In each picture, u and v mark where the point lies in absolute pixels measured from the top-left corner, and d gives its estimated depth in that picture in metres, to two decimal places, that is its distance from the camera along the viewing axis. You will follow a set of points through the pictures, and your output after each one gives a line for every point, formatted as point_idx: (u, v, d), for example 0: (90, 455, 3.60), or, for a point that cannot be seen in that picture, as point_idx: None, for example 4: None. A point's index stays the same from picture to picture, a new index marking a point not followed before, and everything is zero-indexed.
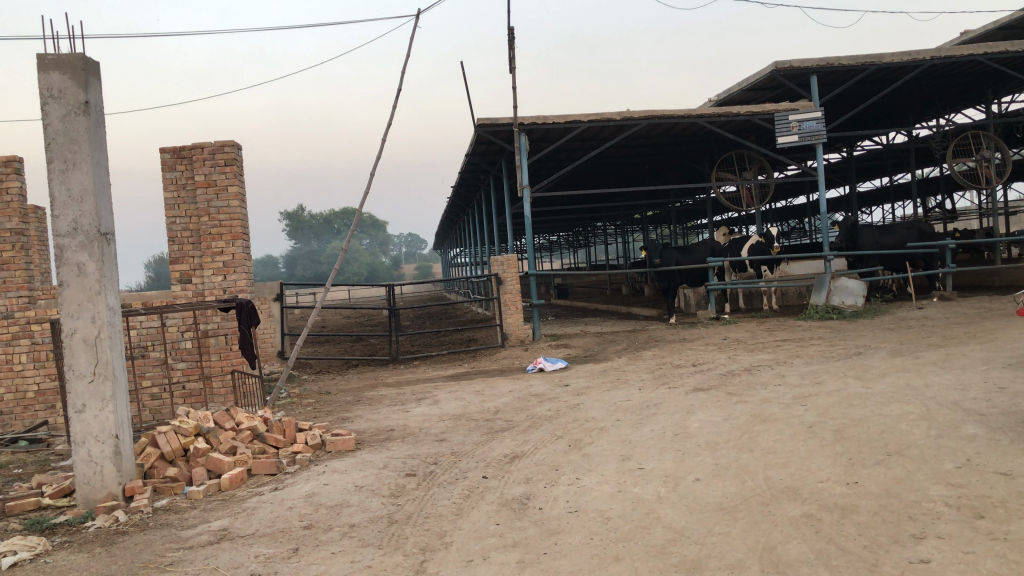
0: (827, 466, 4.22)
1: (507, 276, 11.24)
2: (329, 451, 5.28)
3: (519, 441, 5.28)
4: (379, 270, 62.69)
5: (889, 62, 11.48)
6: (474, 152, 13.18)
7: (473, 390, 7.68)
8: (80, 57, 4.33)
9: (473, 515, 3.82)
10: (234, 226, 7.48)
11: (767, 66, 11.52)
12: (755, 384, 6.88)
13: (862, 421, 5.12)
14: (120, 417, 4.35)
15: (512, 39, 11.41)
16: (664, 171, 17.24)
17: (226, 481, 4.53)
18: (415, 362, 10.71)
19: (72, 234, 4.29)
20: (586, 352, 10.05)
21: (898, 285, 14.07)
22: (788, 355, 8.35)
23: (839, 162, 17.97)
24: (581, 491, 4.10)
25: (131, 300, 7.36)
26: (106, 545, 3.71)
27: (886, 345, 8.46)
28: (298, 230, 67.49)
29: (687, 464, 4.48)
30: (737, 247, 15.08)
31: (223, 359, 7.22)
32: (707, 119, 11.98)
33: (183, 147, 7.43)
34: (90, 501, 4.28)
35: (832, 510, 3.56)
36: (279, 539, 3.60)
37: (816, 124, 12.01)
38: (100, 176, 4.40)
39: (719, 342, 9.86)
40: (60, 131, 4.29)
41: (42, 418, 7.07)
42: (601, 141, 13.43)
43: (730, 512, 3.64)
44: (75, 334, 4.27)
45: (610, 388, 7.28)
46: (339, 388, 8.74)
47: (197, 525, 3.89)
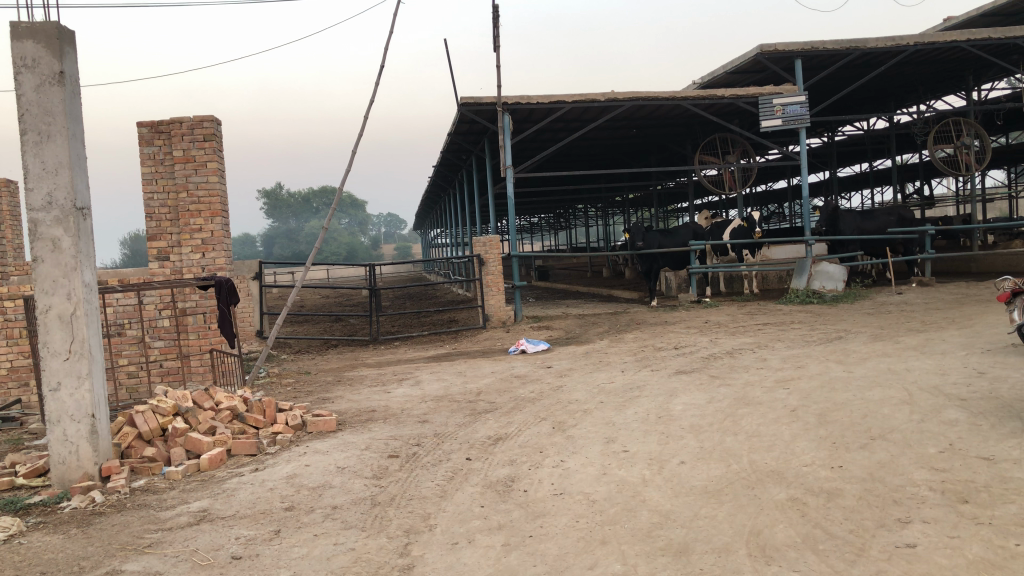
0: (812, 450, 4.22)
1: (489, 257, 11.15)
2: (310, 431, 5.22)
3: (502, 423, 5.24)
4: (358, 250, 62.39)
5: (873, 47, 11.47)
6: (457, 131, 13.06)
7: (455, 371, 7.64)
8: (55, 26, 4.20)
9: (457, 497, 3.79)
10: (213, 202, 7.36)
11: (751, 49, 11.49)
12: (737, 367, 6.89)
13: (845, 405, 5.14)
14: (96, 396, 4.26)
15: (496, 18, 11.29)
16: (647, 153, 17.20)
17: (206, 462, 4.47)
18: (396, 343, 10.65)
19: (47, 208, 4.18)
20: (568, 334, 10.04)
21: (877, 270, 14.15)
22: (770, 339, 8.37)
23: (821, 147, 18.01)
24: (565, 473, 4.08)
25: (107, 277, 7.24)
26: (81, 526, 3.63)
27: (866, 330, 8.51)
28: (275, 209, 66.97)
29: (672, 447, 4.47)
30: (719, 231, 15.07)
31: (202, 337, 7.14)
32: (692, 101, 11.93)
33: (160, 121, 7.30)
34: (66, 481, 4.20)
35: (817, 494, 3.56)
36: (260, 521, 3.55)
37: (800, 108, 11.99)
38: (76, 148, 4.28)
39: (701, 325, 9.88)
40: (34, 102, 4.16)
41: (15, 396, 6.95)
42: (584, 123, 13.34)
43: (715, 496, 3.63)
44: (50, 311, 4.17)
45: (593, 370, 7.26)
46: (320, 368, 8.67)
47: (176, 506, 3.82)
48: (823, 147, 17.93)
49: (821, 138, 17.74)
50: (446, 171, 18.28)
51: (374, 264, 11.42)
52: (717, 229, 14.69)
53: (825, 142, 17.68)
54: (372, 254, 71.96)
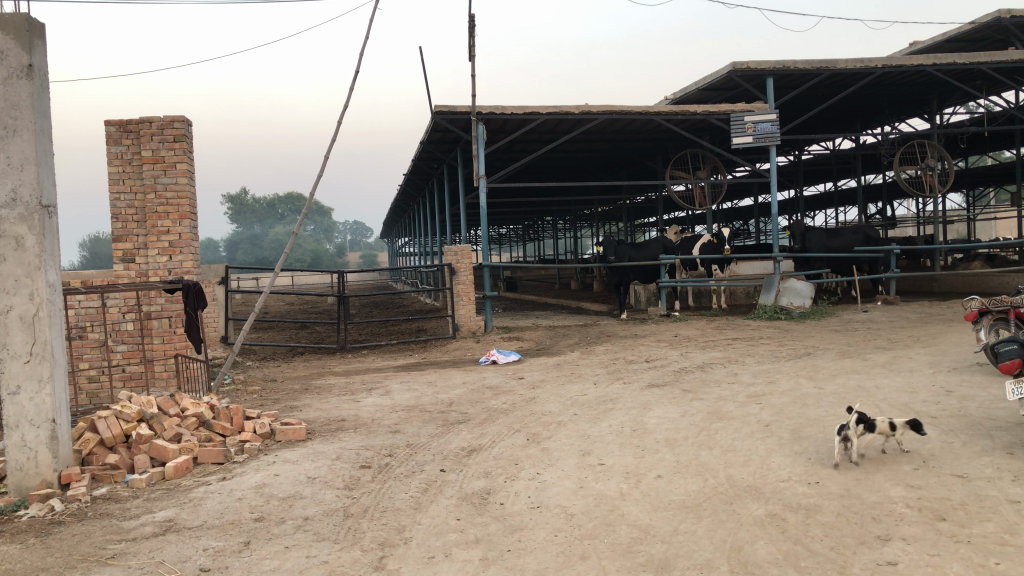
0: (787, 466, 4.21)
1: (460, 266, 11.05)
2: (279, 440, 5.10)
3: (476, 434, 5.17)
4: (323, 257, 61.87)
5: (843, 68, 11.65)
6: (430, 139, 12.98)
7: (425, 381, 7.54)
8: (25, 17, 4.08)
9: (432, 510, 3.71)
10: (182, 204, 7.21)
11: (724, 67, 11.59)
12: (709, 382, 6.88)
13: (818, 421, 5.15)
14: (57, 401, 4.11)
15: (473, 27, 11.27)
16: (618, 166, 17.28)
17: (171, 469, 4.33)
18: (364, 351, 10.52)
19: (10, 205, 4.05)
20: (539, 346, 9.98)
21: (843, 288, 14.29)
22: (740, 354, 8.40)
23: (788, 166, 18.23)
24: (542, 486, 4.02)
25: (69, 279, 7.04)
26: (40, 536, 3.49)
27: (834, 346, 8.58)
28: (240, 214, 66.32)
29: (648, 460, 4.44)
30: (688, 246, 15.11)
31: (166, 342, 6.98)
32: (665, 116, 11.98)
33: (130, 120, 7.15)
34: (23, 489, 4.04)
35: (796, 510, 3.54)
36: (229, 532, 3.43)
37: (770, 126, 12.12)
38: (43, 145, 4.15)
39: (671, 339, 9.90)
40: (1, 96, 4.03)
41: None
42: (558, 134, 13.34)
43: (694, 511, 3.59)
44: (11, 312, 4.02)
45: (565, 381, 7.21)
46: (287, 376, 8.52)
47: (140, 516, 3.68)
48: (789, 166, 18.15)
49: (788, 156, 17.97)
50: (417, 179, 18.17)
51: (342, 272, 11.26)
52: (687, 244, 14.77)
53: (791, 160, 17.92)
54: (337, 262, 71.40)
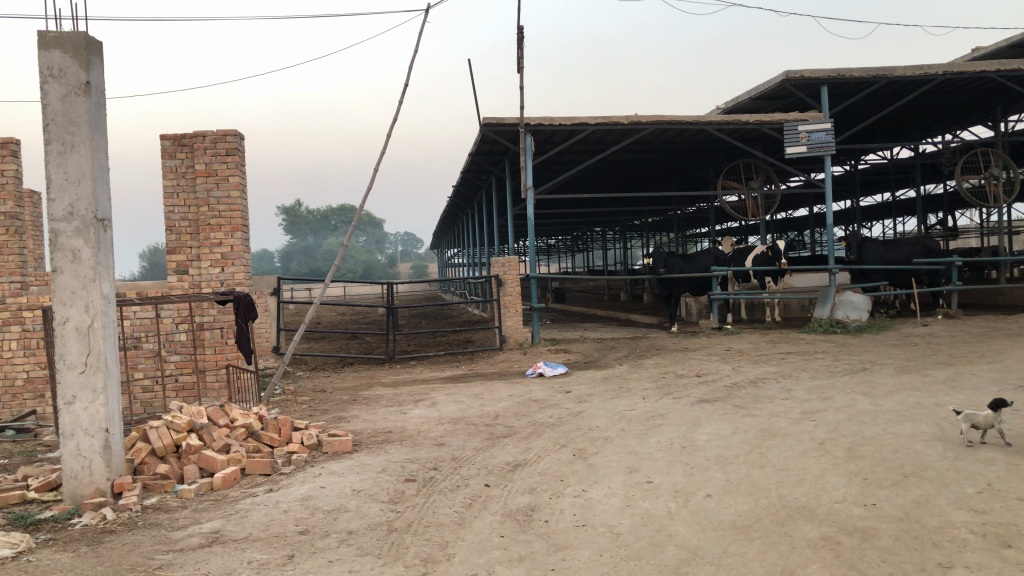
0: (842, 486, 4.07)
1: (507, 278, 11.02)
2: (326, 452, 5.12)
3: (521, 449, 5.12)
4: (375, 268, 62.52)
5: (900, 76, 11.37)
6: (478, 151, 13.02)
7: (472, 393, 7.52)
8: (83, 36, 4.18)
9: (476, 526, 3.68)
10: (234, 217, 7.33)
11: (777, 76, 11.40)
12: (761, 398, 6.72)
13: (875, 440, 4.98)
14: (111, 411, 4.19)
15: (522, 39, 11.29)
16: (668, 177, 17.12)
17: (220, 480, 4.38)
18: (412, 362, 10.56)
19: (68, 219, 4.14)
20: (586, 359, 9.88)
21: (902, 301, 13.92)
22: (793, 369, 8.20)
23: (844, 176, 17.85)
24: (588, 504, 3.95)
25: (125, 290, 7.20)
26: (91, 544, 3.54)
27: (892, 361, 8.32)
28: (295, 226, 67.50)
29: (698, 479, 4.34)
30: (740, 257, 14.87)
31: (218, 353, 7.08)
32: (716, 127, 11.83)
33: (184, 135, 7.30)
34: (77, 497, 4.11)
35: (852, 533, 3.42)
36: (274, 545, 3.44)
37: (825, 136, 11.88)
38: (99, 159, 4.24)
39: (722, 352, 9.73)
40: (60, 112, 4.13)
41: (31, 407, 6.86)
42: (607, 145, 13.26)
43: (745, 532, 3.49)
44: (67, 323, 4.10)
45: (613, 396, 7.12)
46: (336, 386, 8.59)
47: (188, 526, 3.72)
48: (845, 176, 17.77)
49: (844, 166, 17.62)
50: (466, 191, 18.24)
51: (390, 283, 11.32)
52: (739, 255, 14.54)
53: (846, 170, 17.56)
54: (388, 273, 72.12)
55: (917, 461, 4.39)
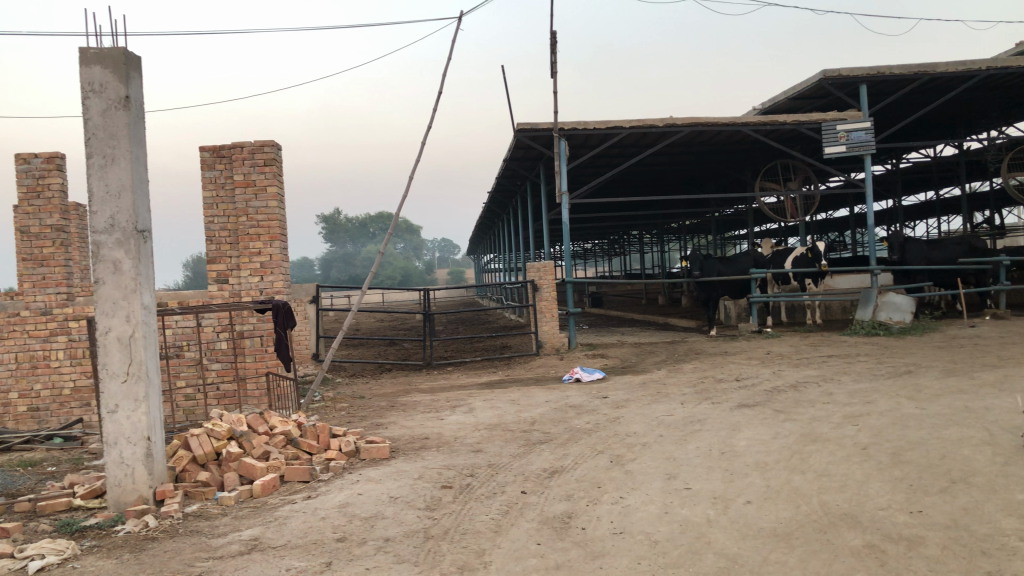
0: (887, 493, 3.98)
1: (543, 283, 11.00)
2: (363, 458, 5.14)
3: (558, 455, 5.10)
4: (413, 274, 62.92)
5: (943, 72, 11.14)
6: (513, 157, 13.04)
7: (509, 399, 7.51)
8: (123, 51, 4.26)
9: (512, 533, 3.66)
10: (273, 226, 7.41)
11: (814, 75, 11.24)
12: (802, 402, 6.61)
13: (921, 445, 4.86)
14: (152, 419, 4.25)
15: (556, 44, 11.28)
16: (705, 179, 16.96)
17: (259, 487, 4.42)
18: (449, 368, 10.58)
19: (109, 231, 4.22)
20: (624, 363, 9.82)
21: (948, 302, 13.61)
22: (835, 372, 8.06)
23: (886, 175, 17.53)
24: (626, 511, 3.92)
25: (167, 300, 7.33)
26: (134, 551, 3.59)
27: (938, 364, 8.13)
28: (333, 233, 68.24)
29: (737, 485, 4.27)
30: (780, 259, 14.67)
31: (258, 361, 7.16)
32: (753, 127, 11.69)
33: (222, 146, 7.41)
34: (121, 504, 4.19)
35: (897, 541, 3.34)
36: (311, 552, 3.46)
37: (864, 135, 11.69)
38: (139, 172, 4.32)
39: (762, 356, 9.60)
40: (100, 126, 4.22)
41: (77, 416, 7.00)
42: (642, 148, 13.19)
43: (786, 540, 3.43)
44: (109, 333, 4.18)
45: (651, 401, 7.06)
46: (374, 393, 8.63)
47: (227, 533, 3.76)
48: (886, 174, 17.43)
49: (885, 165, 17.31)
50: (501, 197, 18.27)
51: (427, 289, 11.36)
52: (778, 257, 14.34)
53: (888, 169, 17.24)
54: (425, 279, 72.53)
55: (966, 467, 4.28)
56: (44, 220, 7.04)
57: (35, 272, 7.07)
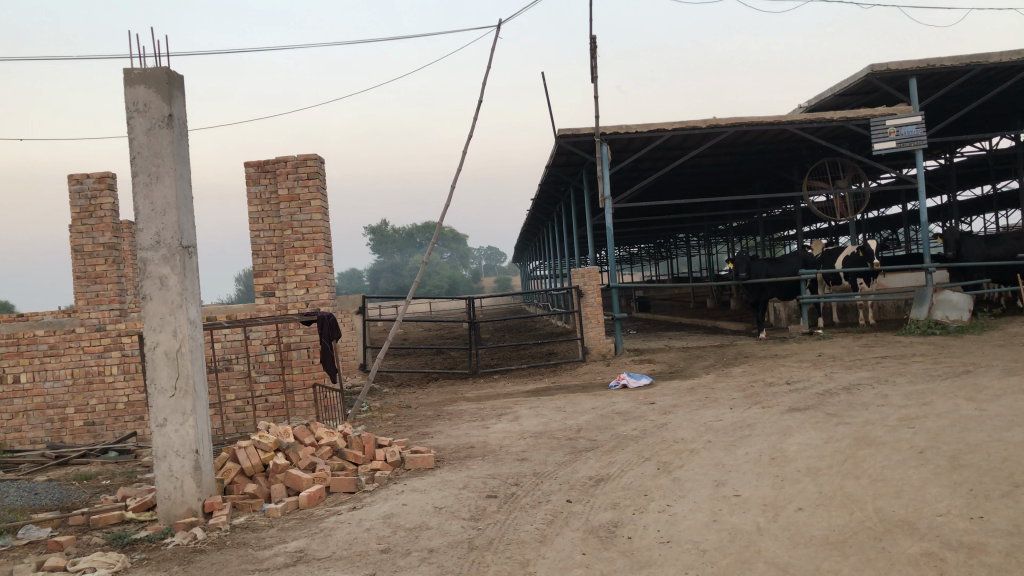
0: (946, 498, 3.84)
1: (588, 289, 10.94)
2: (408, 468, 5.14)
3: (604, 463, 5.04)
4: (459, 283, 63.25)
5: (996, 62, 10.81)
6: (555, 163, 13.01)
7: (554, 406, 7.46)
8: (165, 70, 4.34)
9: (557, 543, 3.62)
10: (317, 239, 7.48)
11: (861, 70, 10.98)
12: (855, 405, 6.43)
13: (980, 448, 4.69)
14: (200, 432, 4.30)
15: (596, 48, 11.22)
16: (751, 179, 16.70)
17: (305, 499, 4.45)
18: (495, 376, 10.58)
19: (155, 248, 4.29)
20: (672, 368, 9.70)
21: (1008, 299, 13.17)
22: (890, 374, 7.84)
23: (939, 170, 17.05)
24: (673, 519, 3.84)
25: (217, 313, 7.46)
26: (182, 564, 3.63)
27: (998, 363, 7.86)
28: (381, 244, 69.02)
29: (788, 492, 4.17)
30: (831, 259, 14.35)
31: (305, 372, 7.23)
32: (799, 126, 11.46)
33: (267, 161, 7.51)
34: (171, 517, 4.25)
35: (957, 549, 3.22)
36: (356, 564, 3.46)
37: (915, 129, 11.38)
38: (183, 188, 4.38)
39: (813, 358, 9.40)
40: (145, 145, 4.30)
41: (132, 429, 7.16)
42: (686, 150, 13.04)
43: (839, 548, 3.33)
44: (157, 348, 4.25)
45: (699, 406, 6.94)
46: (421, 402, 8.66)
47: (273, 545, 3.78)
48: (939, 169, 16.96)
49: (939, 159, 16.83)
50: (545, 203, 18.24)
51: (472, 297, 11.36)
52: (828, 257, 14.05)
53: (942, 164, 16.76)
54: (472, 287, 72.82)
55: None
56: (97, 238, 7.22)
57: (89, 289, 7.24)
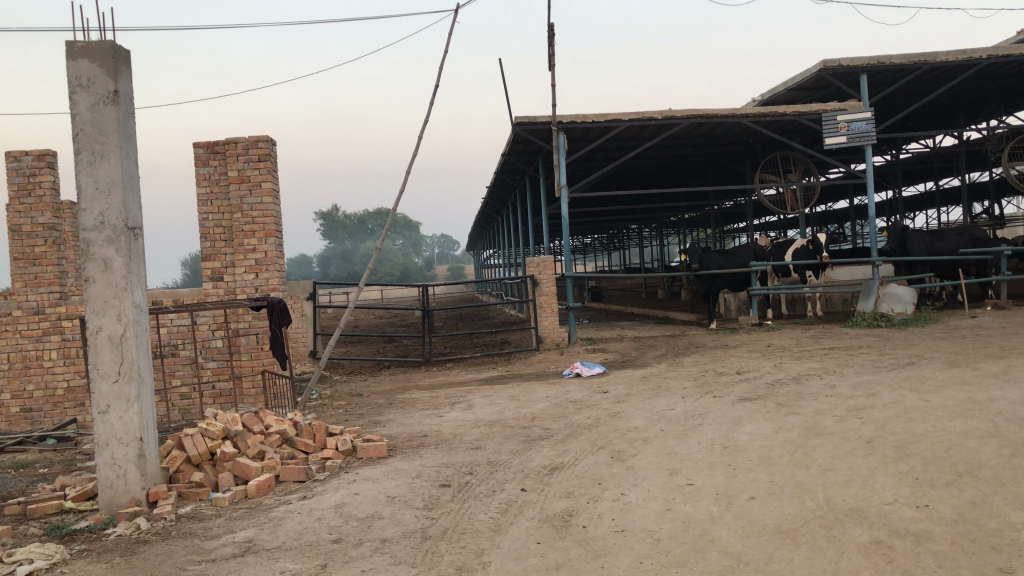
0: (893, 487, 3.91)
1: (543, 278, 10.93)
2: (360, 457, 5.06)
3: (558, 452, 5.02)
4: (412, 271, 62.91)
5: (943, 61, 11.04)
6: (511, 151, 12.95)
7: (508, 395, 7.43)
8: (111, 45, 4.18)
9: (512, 532, 3.59)
10: (268, 223, 7.32)
11: (814, 65, 11.13)
12: (804, 395, 6.53)
13: (925, 438, 4.79)
14: (145, 419, 4.17)
15: (553, 36, 11.18)
16: (704, 171, 16.87)
17: (253, 488, 4.35)
18: (448, 364, 10.51)
19: (99, 228, 4.14)
20: (624, 358, 9.74)
21: (949, 293, 13.52)
22: (838, 364, 7.98)
23: (886, 166, 17.40)
24: (627, 508, 3.84)
25: (163, 297, 7.26)
26: (124, 555, 3.51)
27: (940, 355, 8.05)
28: (332, 230, 68.25)
29: (741, 481, 4.20)
30: (780, 251, 14.56)
31: (254, 359, 7.08)
32: (753, 119, 11.58)
33: (217, 142, 7.33)
34: (113, 506, 4.11)
35: (905, 537, 3.27)
36: (306, 554, 3.39)
37: (865, 125, 11.58)
38: (129, 168, 4.23)
39: (763, 349, 9.53)
40: (88, 122, 4.13)
41: (71, 416, 6.92)
42: (642, 141, 13.09)
43: (791, 537, 3.36)
44: (100, 332, 4.10)
45: (651, 395, 6.98)
46: (372, 390, 8.56)
47: (221, 535, 3.69)
48: (886, 165, 17.31)
49: (886, 155, 17.18)
50: (500, 191, 18.18)
51: (426, 285, 11.26)
52: (778, 250, 14.26)
53: (888, 161, 17.11)
54: (425, 275, 72.47)
55: (968, 462, 4.20)
56: (36, 218, 6.98)
57: (27, 271, 7.00)
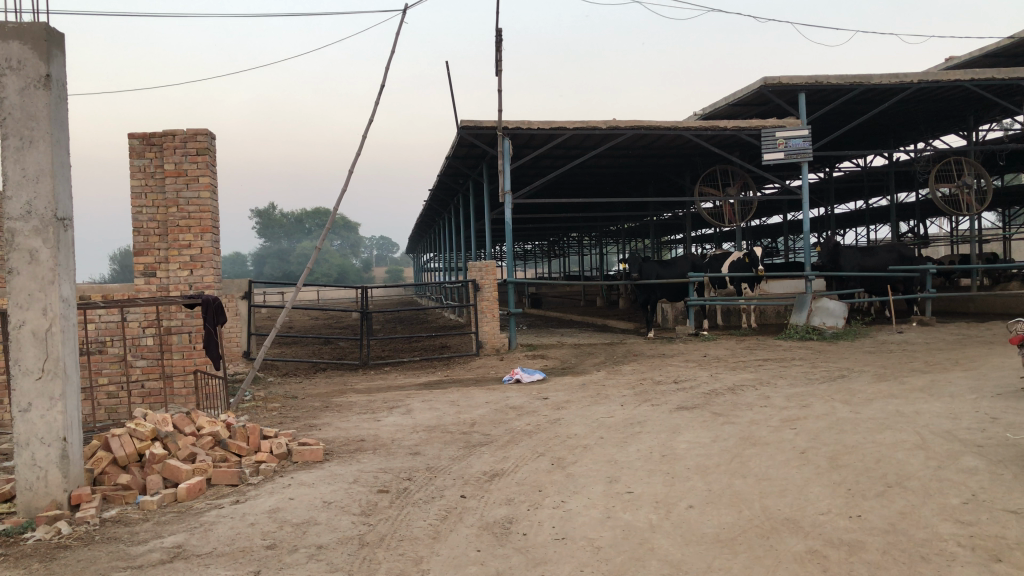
0: (827, 497, 3.98)
1: (485, 283, 10.89)
2: (295, 461, 4.95)
3: (498, 458, 4.99)
4: (349, 272, 62.19)
5: (877, 84, 11.38)
6: (455, 154, 12.90)
7: (447, 400, 7.37)
8: (44, 27, 4.00)
9: (451, 540, 3.53)
10: (204, 218, 7.13)
11: (755, 82, 11.37)
12: (740, 405, 6.63)
13: (857, 449, 4.90)
14: (69, 418, 4.00)
15: (502, 41, 11.18)
16: (645, 182, 17.07)
17: (184, 491, 4.21)
18: (386, 368, 10.40)
19: (25, 218, 3.95)
20: (563, 365, 9.76)
21: (878, 308, 13.93)
22: (771, 376, 8.13)
23: (820, 183, 17.85)
24: (568, 516, 3.83)
25: (91, 292, 7.01)
26: (44, 560, 3.35)
27: (869, 369, 8.28)
28: (268, 229, 67.04)
29: (679, 489, 4.23)
30: (717, 263, 14.79)
31: (186, 358, 6.89)
32: (694, 132, 11.76)
33: (153, 134, 7.12)
34: (32, 510, 3.92)
35: (839, 546, 3.33)
36: (239, 560, 3.29)
37: (803, 142, 11.85)
38: (60, 156, 4.06)
39: (699, 359, 9.67)
40: (18, 106, 3.95)
41: None
42: (585, 150, 13.18)
43: (729, 546, 3.39)
44: (23, 326, 3.92)
45: (590, 403, 7.00)
46: (308, 393, 8.40)
47: (148, 541, 3.55)
48: (820, 182, 17.78)
49: (820, 173, 17.63)
50: (442, 195, 18.09)
51: (365, 286, 11.13)
52: (716, 261, 14.49)
53: (823, 178, 17.58)
54: (363, 277, 71.73)
55: (896, 474, 4.30)
56: None
57: None
